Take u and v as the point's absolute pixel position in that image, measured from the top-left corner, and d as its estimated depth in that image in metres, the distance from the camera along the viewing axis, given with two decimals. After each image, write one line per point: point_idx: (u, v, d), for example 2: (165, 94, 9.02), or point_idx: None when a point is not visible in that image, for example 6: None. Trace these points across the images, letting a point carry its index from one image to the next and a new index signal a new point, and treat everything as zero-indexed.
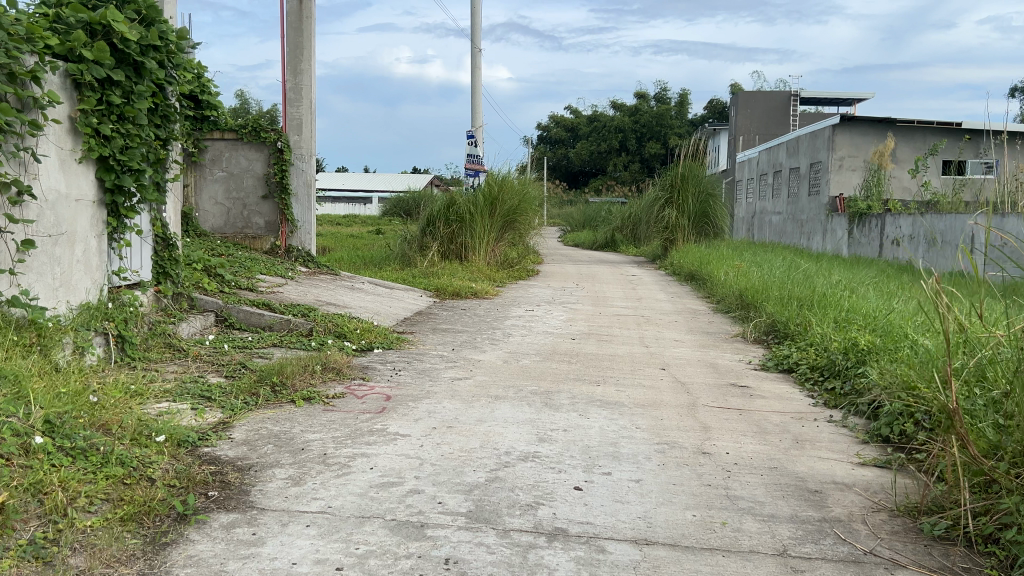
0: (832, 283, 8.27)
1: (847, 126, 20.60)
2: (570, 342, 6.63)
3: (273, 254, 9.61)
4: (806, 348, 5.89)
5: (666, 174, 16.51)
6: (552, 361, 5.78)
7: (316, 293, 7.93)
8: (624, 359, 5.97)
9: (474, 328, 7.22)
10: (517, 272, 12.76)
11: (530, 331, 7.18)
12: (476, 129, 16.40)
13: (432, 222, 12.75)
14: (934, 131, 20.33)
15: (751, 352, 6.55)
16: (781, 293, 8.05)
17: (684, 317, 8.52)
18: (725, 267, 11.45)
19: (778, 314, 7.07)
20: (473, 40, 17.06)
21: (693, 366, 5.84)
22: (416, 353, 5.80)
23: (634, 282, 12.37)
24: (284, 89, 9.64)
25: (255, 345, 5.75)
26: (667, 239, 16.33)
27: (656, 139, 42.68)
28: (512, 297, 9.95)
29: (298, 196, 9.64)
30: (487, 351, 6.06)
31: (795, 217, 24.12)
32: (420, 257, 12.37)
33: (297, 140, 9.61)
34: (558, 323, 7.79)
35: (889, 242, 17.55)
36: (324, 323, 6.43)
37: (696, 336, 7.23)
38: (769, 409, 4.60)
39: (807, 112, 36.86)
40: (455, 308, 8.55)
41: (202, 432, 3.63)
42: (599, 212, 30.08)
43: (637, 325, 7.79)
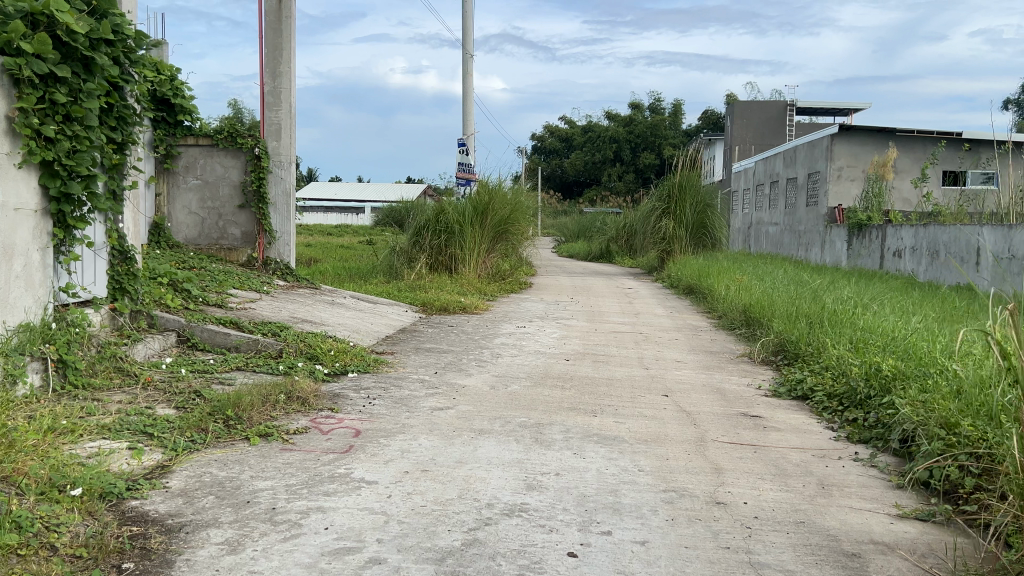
0: (842, 299, 7.79)
1: (847, 136, 20.17)
2: (564, 364, 6.11)
3: (249, 266, 9.09)
4: (822, 372, 5.40)
5: (663, 184, 16.05)
6: (544, 386, 5.27)
7: (292, 309, 7.40)
8: (622, 383, 5.46)
9: (460, 347, 6.70)
10: (509, 284, 12.26)
11: (520, 350, 6.67)
12: (468, 137, 15.91)
13: (420, 232, 12.24)
14: (931, 141, 20.07)
15: (760, 374, 6.05)
16: (788, 309, 7.57)
17: (686, 335, 8.02)
18: (726, 279, 10.97)
19: (787, 333, 6.59)
20: (464, 48, 16.62)
21: (698, 392, 5.32)
22: (394, 377, 5.28)
23: (630, 295, 11.87)
24: (262, 93, 9.13)
25: (217, 370, 5.22)
26: (664, 250, 15.86)
27: (650, 149, 42.29)
28: (503, 312, 9.44)
29: (276, 205, 9.13)
30: (473, 374, 5.56)
31: (793, 229, 23.70)
32: (406, 269, 11.86)
33: (275, 146, 9.10)
34: (550, 341, 7.28)
35: (892, 254, 17.11)
36: (296, 343, 5.90)
37: (699, 356, 6.73)
38: (787, 445, 4.08)
39: (803, 122, 36.54)
40: (443, 324, 8.04)
41: (133, 480, 3.11)
42: (594, 222, 29.65)
43: (635, 344, 7.28)
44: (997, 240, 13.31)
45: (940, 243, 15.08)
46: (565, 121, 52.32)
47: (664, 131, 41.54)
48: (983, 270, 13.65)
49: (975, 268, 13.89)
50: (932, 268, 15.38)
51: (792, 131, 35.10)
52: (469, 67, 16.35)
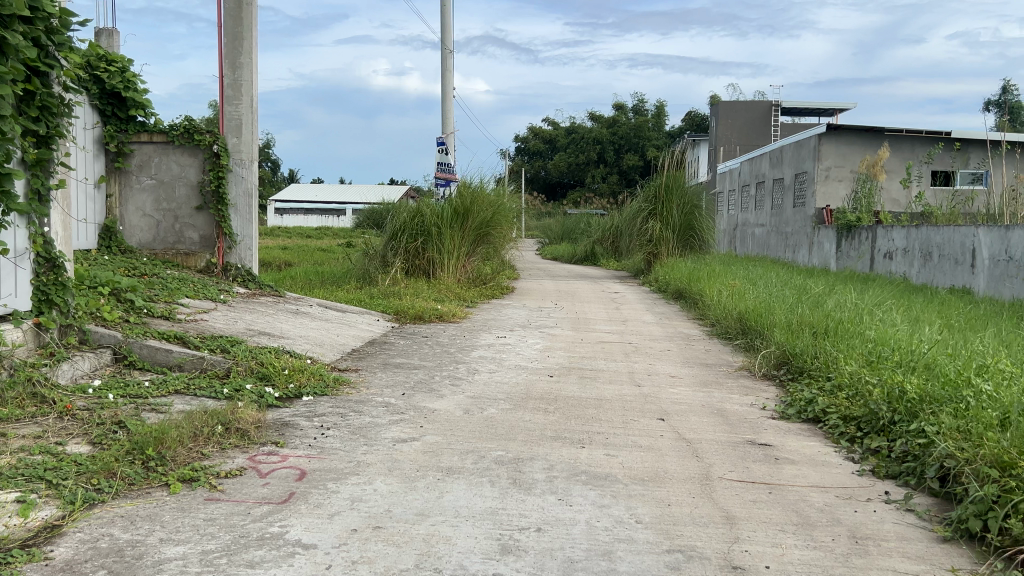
0: (844, 306, 7.24)
1: (834, 136, 19.81)
2: (548, 381, 5.51)
3: (208, 272, 8.44)
4: (834, 391, 4.83)
5: (648, 184, 15.50)
6: (524, 409, 4.67)
7: (250, 320, 6.76)
8: (612, 404, 4.86)
9: (434, 362, 6.09)
10: (490, 290, 11.66)
11: (500, 365, 6.06)
12: (447, 136, 15.29)
13: (396, 235, 11.60)
14: (921, 141, 19.68)
15: (763, 391, 5.47)
16: (788, 317, 7.00)
17: (678, 345, 7.44)
18: (717, 284, 10.41)
19: (791, 346, 6.01)
20: (443, 44, 16.02)
21: (697, 414, 4.74)
22: (355, 401, 4.65)
23: (617, 301, 11.27)
24: (220, 87, 8.47)
25: (151, 395, 4.57)
26: (650, 253, 15.30)
27: (634, 151, 41.77)
28: (482, 320, 8.83)
29: (236, 207, 8.48)
30: (446, 395, 4.95)
31: (780, 230, 23.25)
32: (381, 274, 11.21)
33: (236, 143, 8.44)
34: (534, 353, 6.67)
35: (882, 255, 16.65)
36: (247, 360, 5.26)
37: (694, 371, 6.14)
38: (806, 484, 3.50)
39: (788, 123, 36.20)
40: (415, 335, 7.41)
41: (7, 549, 2.48)
42: (578, 223, 29.12)
43: (625, 356, 6.68)
44: (993, 241, 12.82)
45: (934, 244, 14.60)
46: (548, 122, 51.79)
47: (647, 133, 41.04)
48: (978, 272, 13.15)
49: (970, 270, 13.38)
50: (924, 270, 14.90)
51: (777, 131, 34.77)
52: (448, 64, 15.73)
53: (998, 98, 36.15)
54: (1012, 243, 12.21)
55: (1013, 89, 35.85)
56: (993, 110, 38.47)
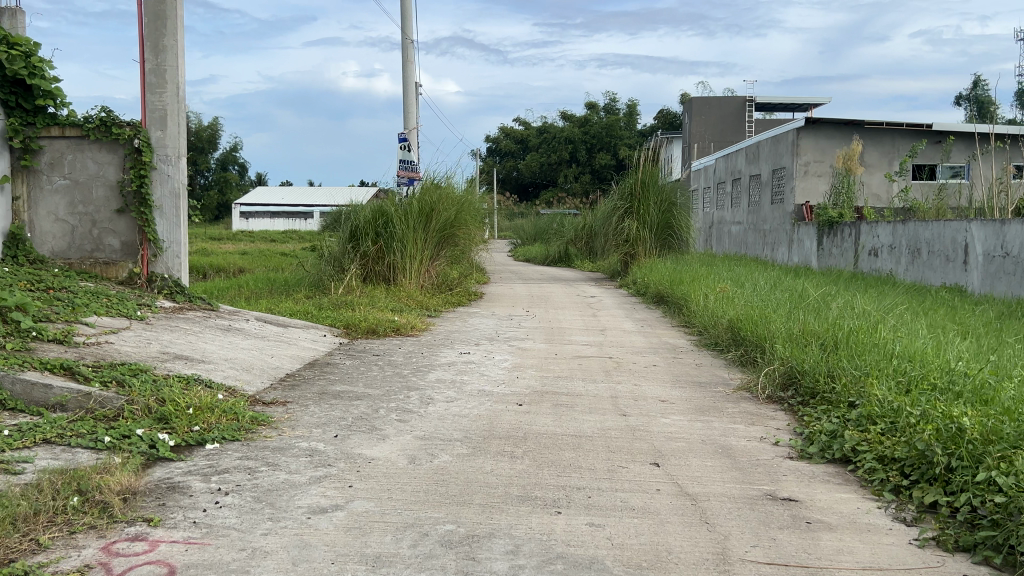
0: (853, 312, 6.41)
1: (812, 129, 19.12)
2: (516, 413, 4.59)
3: (130, 284, 7.42)
4: (863, 424, 3.99)
5: (623, 181, 14.64)
6: (484, 454, 3.74)
7: (167, 342, 5.77)
8: (594, 444, 3.95)
9: (381, 388, 5.15)
10: (456, 296, 10.72)
11: (460, 391, 5.13)
12: (410, 131, 14.33)
13: (357, 235, 10.62)
14: (901, 135, 19.13)
15: (771, 420, 4.61)
16: (788, 326, 6.18)
17: (665, 360, 6.55)
18: (702, 286, 9.56)
19: (801, 364, 5.17)
20: (404, 36, 15.09)
21: (699, 456, 3.84)
22: (271, 450, 3.72)
23: (594, 307, 10.39)
24: (141, 73, 7.45)
25: (9, 447, 3.56)
26: (627, 253, 14.47)
27: (604, 150, 40.85)
28: (445, 332, 7.87)
29: (162, 210, 7.49)
30: (388, 437, 4.00)
31: (757, 227, 22.55)
32: (334, 281, 10.19)
33: (160, 137, 7.45)
34: (500, 374, 5.75)
35: (867, 252, 15.95)
36: (147, 396, 4.27)
37: (687, 393, 5.26)
38: (858, 567, 2.61)
39: (761, 119, 35.65)
40: (365, 353, 6.45)
41: None
42: (551, 223, 28.24)
43: (606, 376, 5.79)
44: (986, 237, 12.11)
45: (923, 241, 13.87)
46: (519, 122, 50.95)
47: (620, 133, 40.14)
48: (971, 270, 12.44)
49: (963, 267, 12.67)
50: (912, 268, 14.21)
51: (751, 127, 34.22)
52: (409, 55, 14.82)
53: (970, 91, 35.95)
54: (1007, 239, 11.50)
55: (983, 83, 35.78)
56: (965, 104, 38.24)
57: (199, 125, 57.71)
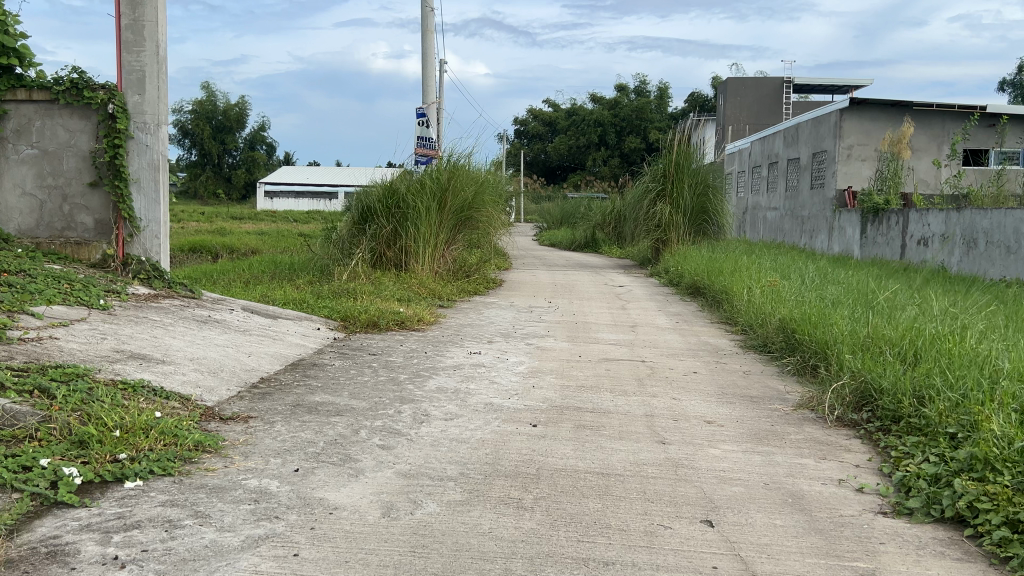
0: (931, 315, 5.42)
1: (857, 110, 17.95)
2: (529, 438, 3.70)
3: (104, 267, 6.62)
4: (978, 470, 3.05)
5: (655, 162, 13.64)
6: (481, 503, 2.86)
7: (127, 338, 4.94)
8: (628, 490, 3.05)
9: (368, 400, 4.27)
10: (473, 284, 9.85)
11: (464, 405, 4.25)
12: (428, 106, 13.42)
13: (367, 216, 9.77)
14: (953, 117, 17.88)
15: (845, 452, 3.69)
16: (856, 329, 5.23)
17: (707, 366, 5.62)
18: (746, 278, 8.59)
19: (880, 381, 4.23)
20: (424, 5, 14.16)
21: (764, 510, 2.93)
22: (206, 492, 2.88)
23: (623, 298, 9.46)
24: (117, 29, 6.64)
25: None
26: (658, 240, 13.50)
27: (637, 134, 39.01)
28: (456, 326, 6.99)
29: (139, 184, 6.68)
30: (364, 474, 3.14)
31: (794, 214, 21.41)
32: (339, 266, 9.30)
33: (138, 102, 6.64)
34: (514, 383, 4.85)
35: (915, 242, 14.83)
36: (69, 411, 3.42)
37: (737, 413, 4.34)
38: None
39: (800, 100, 34.29)
40: (359, 352, 5.58)
41: None
42: (578, 207, 27.27)
43: (638, 386, 4.87)
44: None
45: (981, 230, 12.73)
46: (548, 104, 49.91)
47: (651, 114, 38.96)
48: None
49: None
50: (968, 260, 13.10)
51: (789, 109, 32.88)
52: (429, 25, 13.93)
53: (1015, 73, 34.49)
54: None
55: None
56: (1010, 88, 36.67)
57: (226, 104, 57.31)
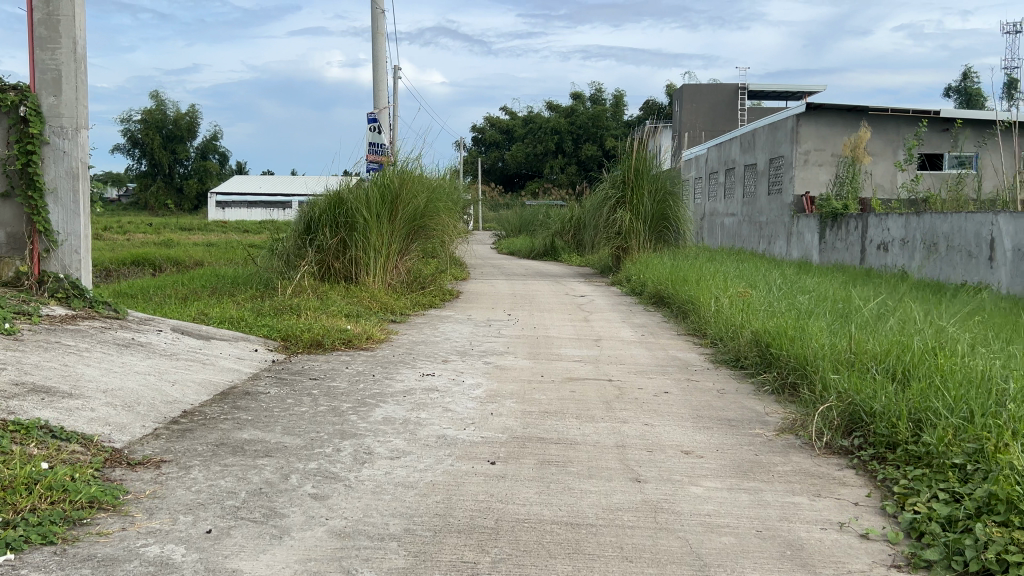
0: (913, 327, 5.08)
1: (814, 116, 17.85)
2: (485, 479, 3.24)
3: (17, 285, 6.00)
4: (1000, 512, 2.66)
5: (613, 168, 13.28)
6: (429, 571, 2.39)
7: (30, 367, 4.36)
8: (603, 548, 2.60)
9: (304, 437, 3.77)
10: (428, 297, 9.36)
11: (412, 439, 3.76)
12: (380, 111, 12.90)
13: (313, 227, 9.24)
14: (907, 122, 17.88)
15: (841, 487, 3.29)
16: (837, 343, 4.86)
17: (678, 385, 5.21)
18: (713, 287, 8.23)
19: (871, 404, 3.85)
20: (374, 6, 13.63)
21: (761, 568, 2.51)
22: (93, 566, 2.37)
23: (585, 309, 9.05)
24: (29, 24, 6.03)
25: None
26: (619, 247, 13.14)
27: (593, 141, 39.35)
28: (408, 344, 6.49)
29: (56, 194, 6.09)
30: (291, 535, 2.65)
31: (752, 219, 21.28)
32: (284, 280, 8.74)
33: (53, 104, 6.05)
34: (470, 410, 4.38)
35: (875, 247, 14.69)
36: None
37: (717, 440, 3.93)
38: None
39: (755, 107, 34.47)
40: (299, 378, 5.06)
41: None
42: (536, 214, 26.91)
43: (607, 411, 4.44)
44: (1016, 231, 10.86)
45: (941, 234, 12.60)
46: (505, 111, 49.64)
47: (607, 122, 38.88)
48: (997, 267, 11.18)
49: (989, 265, 11.40)
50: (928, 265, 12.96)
51: (744, 116, 32.99)
52: (380, 28, 13.45)
53: (959, 80, 35.17)
54: None
55: (975, 74, 35.07)
56: (956, 96, 37.42)
57: (175, 112, 56.00)
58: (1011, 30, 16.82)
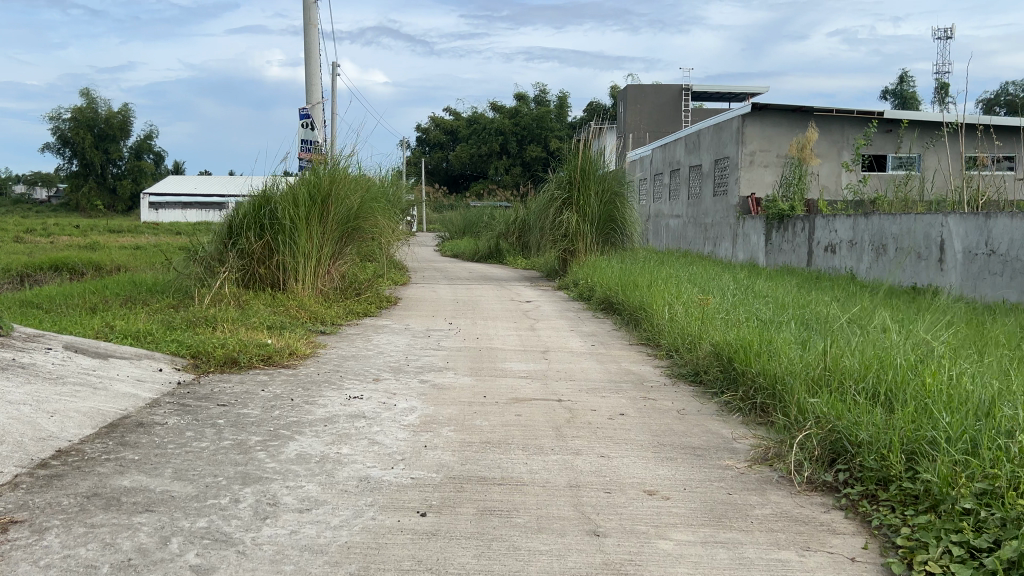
0: (887, 339, 4.66)
1: (758, 117, 17.68)
2: (412, 538, 2.67)
3: None
4: None
5: (559, 168, 12.79)
6: None
7: None
8: None
9: (199, 484, 3.14)
10: (363, 304, 8.74)
11: (328, 484, 3.17)
12: (313, 107, 12.19)
13: (236, 231, 8.53)
14: (851, 123, 17.84)
15: (831, 538, 2.82)
16: (808, 358, 4.43)
17: (634, 405, 4.71)
18: (666, 293, 7.78)
19: (856, 432, 3.41)
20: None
21: None
22: None
23: (531, 316, 8.54)
24: None
25: None
26: (565, 250, 12.67)
27: (537, 143, 38.67)
28: (336, 360, 5.86)
29: None
30: None
31: (697, 221, 21.06)
32: (203, 289, 8.03)
33: None
34: (400, 442, 3.81)
35: (822, 249, 14.51)
36: None
37: (683, 476, 3.42)
38: None
39: (699, 108, 34.53)
40: (205, 405, 4.40)
41: None
42: (481, 216, 26.37)
43: (557, 439, 3.90)
44: (966, 232, 10.68)
45: (889, 236, 12.41)
46: (449, 112, 49.03)
47: (552, 123, 38.55)
48: (947, 269, 11.01)
49: (938, 267, 11.23)
50: (876, 267, 12.78)
51: (688, 117, 33.02)
52: (312, 20, 12.75)
53: (895, 84, 35.81)
54: (993, 235, 10.07)
55: (910, 78, 35.86)
56: (892, 98, 38.18)
57: (107, 110, 53.94)
58: (945, 35, 16.89)
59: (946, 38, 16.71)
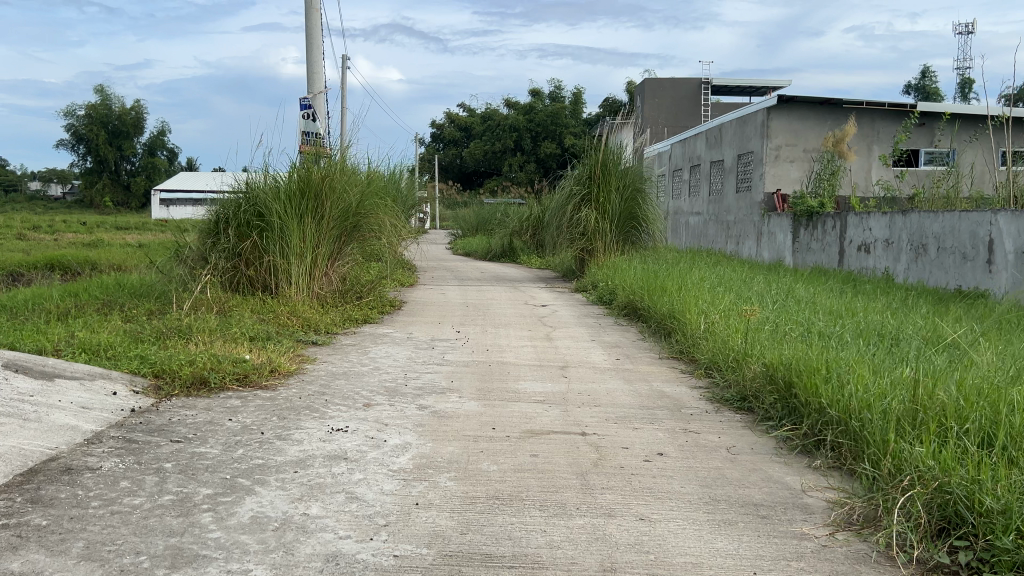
0: (984, 364, 3.80)
1: (785, 109, 16.74)
2: None
3: None
4: None
5: (578, 162, 11.95)
6: None
7: None
8: None
9: (111, 567, 2.37)
10: (363, 309, 7.99)
11: (282, 568, 2.40)
12: (315, 97, 11.43)
13: (221, 227, 7.78)
14: (883, 116, 16.90)
15: None
16: (890, 389, 3.60)
17: (673, 440, 3.91)
18: (700, 299, 6.96)
19: (977, 497, 2.59)
20: None
21: None
22: None
23: (546, 324, 7.74)
24: None
25: None
26: (582, 250, 11.85)
27: (552, 139, 37.76)
28: (324, 378, 5.10)
29: None
30: None
31: (719, 218, 20.18)
32: (186, 292, 7.31)
33: None
34: (385, 497, 3.02)
35: (855, 248, 13.62)
36: None
37: (750, 554, 2.60)
38: None
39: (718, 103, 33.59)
40: (156, 442, 3.63)
41: None
42: (495, 213, 25.53)
43: (583, 493, 3.11)
44: (1018, 232, 9.73)
45: (930, 235, 11.50)
46: (463, 109, 48.26)
47: (567, 119, 37.67)
48: (997, 272, 10.07)
49: (987, 269, 10.31)
50: (916, 268, 11.87)
51: (706, 112, 32.07)
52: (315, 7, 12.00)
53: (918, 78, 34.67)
54: None
55: (933, 72, 34.79)
56: (914, 92, 37.06)
57: (120, 107, 53.48)
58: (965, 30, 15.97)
59: (967, 32, 15.99)
